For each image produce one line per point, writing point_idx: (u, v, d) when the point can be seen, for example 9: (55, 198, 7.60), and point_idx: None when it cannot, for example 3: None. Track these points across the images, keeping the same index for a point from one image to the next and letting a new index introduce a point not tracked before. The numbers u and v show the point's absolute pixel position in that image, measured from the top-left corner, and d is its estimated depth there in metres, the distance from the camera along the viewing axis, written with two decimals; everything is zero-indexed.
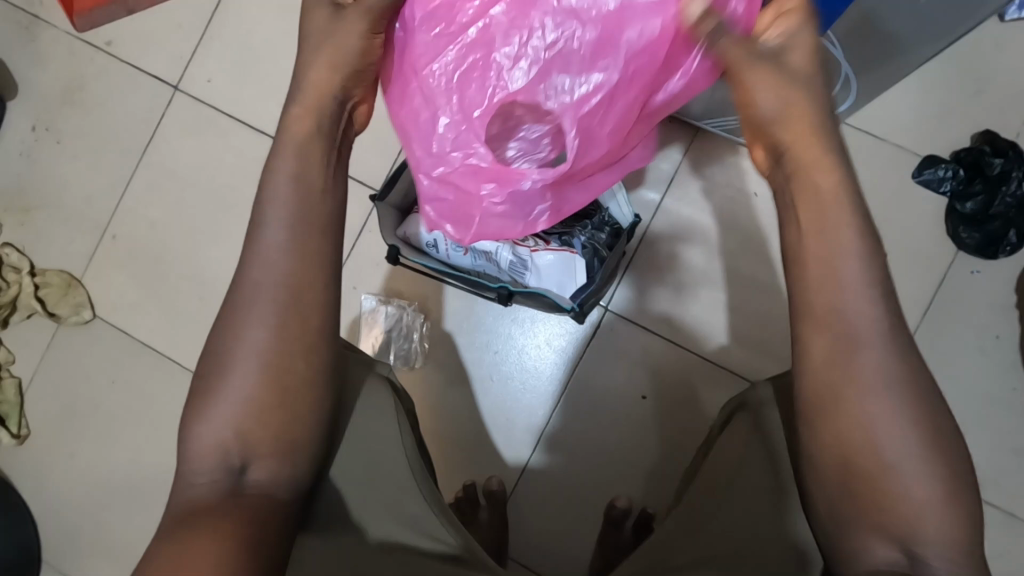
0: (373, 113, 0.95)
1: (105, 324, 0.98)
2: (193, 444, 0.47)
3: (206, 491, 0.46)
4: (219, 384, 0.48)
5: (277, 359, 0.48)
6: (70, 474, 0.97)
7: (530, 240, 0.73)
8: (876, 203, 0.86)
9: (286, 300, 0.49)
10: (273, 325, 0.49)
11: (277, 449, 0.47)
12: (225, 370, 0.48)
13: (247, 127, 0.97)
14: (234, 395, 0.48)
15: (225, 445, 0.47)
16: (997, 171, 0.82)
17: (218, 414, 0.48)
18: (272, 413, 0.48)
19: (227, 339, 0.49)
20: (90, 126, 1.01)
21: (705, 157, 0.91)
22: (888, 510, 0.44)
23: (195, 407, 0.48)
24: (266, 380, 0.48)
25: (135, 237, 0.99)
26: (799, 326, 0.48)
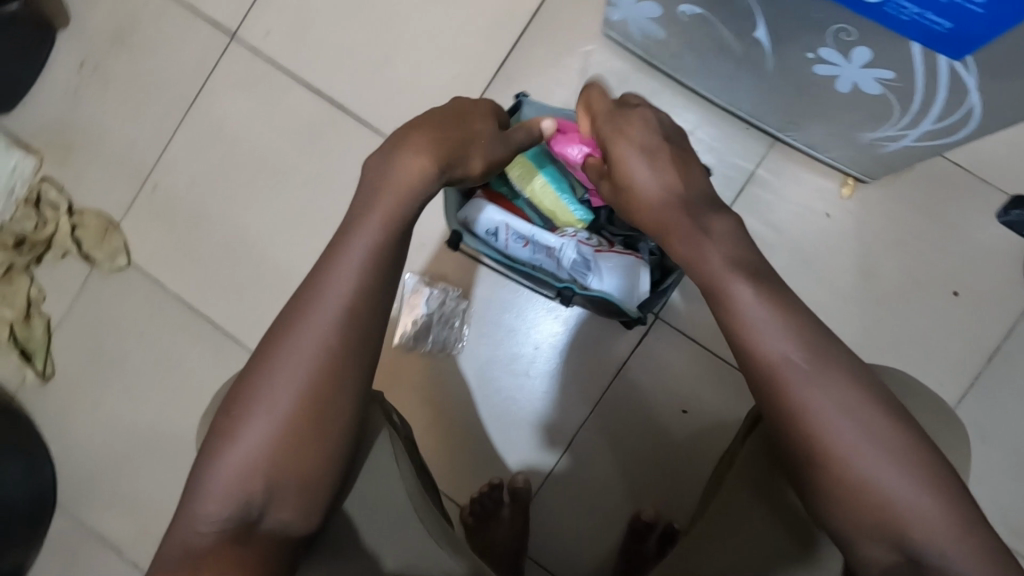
0: (434, 85, 0.91)
1: (139, 274, 0.96)
2: (205, 488, 0.46)
3: (213, 537, 0.44)
4: (238, 420, 0.46)
5: (299, 416, 0.46)
6: (92, 420, 0.96)
7: (594, 240, 0.72)
8: (952, 240, 0.81)
9: (316, 356, 0.47)
10: (303, 369, 0.46)
11: (298, 500, 0.47)
12: (247, 412, 0.46)
13: (302, 87, 0.93)
14: (255, 442, 0.46)
15: (239, 491, 0.45)
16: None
17: (235, 455, 0.46)
18: (281, 466, 0.46)
19: (254, 379, 0.47)
20: (140, 67, 0.98)
21: (783, 165, 0.84)
22: (881, 511, 0.43)
23: (209, 449, 0.47)
24: (281, 432, 0.46)
25: (178, 187, 0.96)
26: (745, 334, 0.46)
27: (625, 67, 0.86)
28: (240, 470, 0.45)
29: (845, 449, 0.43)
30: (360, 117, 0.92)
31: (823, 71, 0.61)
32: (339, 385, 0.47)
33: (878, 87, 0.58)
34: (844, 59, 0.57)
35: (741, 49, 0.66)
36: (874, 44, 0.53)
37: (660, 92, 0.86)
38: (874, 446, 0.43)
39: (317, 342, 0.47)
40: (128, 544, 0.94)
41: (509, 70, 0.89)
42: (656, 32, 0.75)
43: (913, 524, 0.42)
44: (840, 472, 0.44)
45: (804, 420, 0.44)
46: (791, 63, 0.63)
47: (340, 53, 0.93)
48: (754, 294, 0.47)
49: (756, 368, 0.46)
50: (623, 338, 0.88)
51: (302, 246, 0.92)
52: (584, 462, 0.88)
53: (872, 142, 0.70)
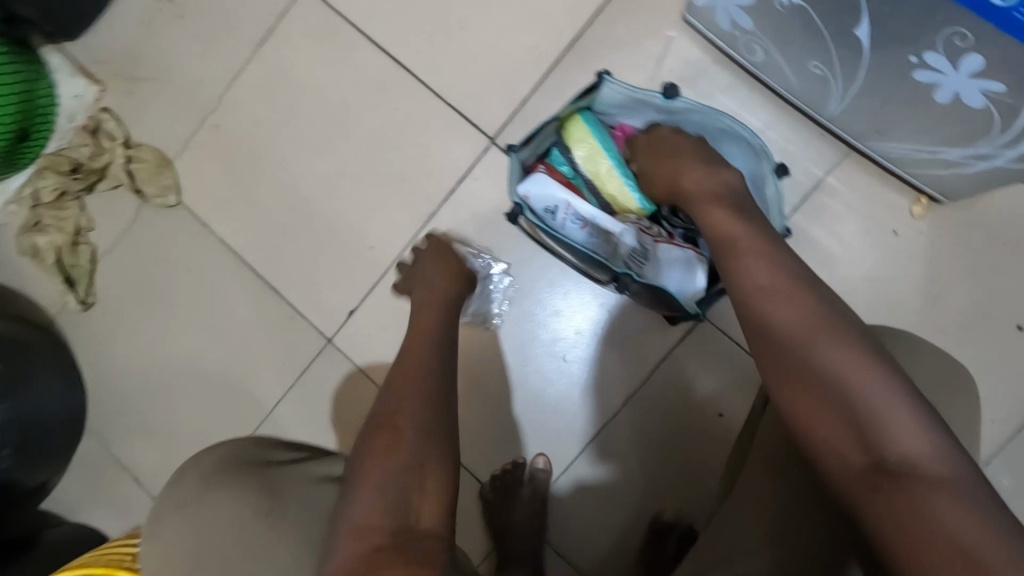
0: (503, 55, 0.89)
1: (188, 213, 0.96)
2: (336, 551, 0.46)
3: None
4: (366, 474, 0.51)
5: (420, 462, 0.51)
6: (127, 351, 0.97)
7: (655, 230, 0.70)
8: (1023, 273, 0.78)
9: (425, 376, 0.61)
10: (417, 409, 0.56)
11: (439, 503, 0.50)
12: (371, 462, 0.51)
13: (369, 43, 0.92)
14: (380, 485, 0.49)
15: (374, 534, 0.46)
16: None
17: (362, 502, 0.49)
18: (416, 504, 0.49)
19: (371, 439, 0.53)
20: (210, 5, 0.97)
21: (855, 175, 0.81)
22: (888, 451, 0.41)
23: (342, 511, 0.49)
24: (405, 465, 0.50)
25: (235, 131, 0.96)
26: (759, 288, 0.51)
27: (702, 58, 0.84)
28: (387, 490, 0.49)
29: (851, 386, 0.43)
30: (425, 80, 0.90)
31: (924, 78, 0.58)
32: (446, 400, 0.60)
33: (981, 100, 0.56)
34: (951, 67, 0.54)
35: (838, 48, 0.63)
36: (990, 53, 0.50)
37: (735, 87, 0.83)
38: (882, 386, 0.43)
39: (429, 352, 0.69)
40: (150, 477, 0.95)
41: (582, 47, 0.86)
42: (744, 22, 0.72)
43: (920, 457, 0.40)
44: (842, 407, 0.43)
45: (802, 364, 0.45)
46: (887, 67, 0.60)
47: (411, 12, 0.91)
48: (760, 253, 0.53)
49: (769, 313, 0.49)
50: (665, 334, 0.86)
51: (352, 203, 0.91)
52: (611, 454, 0.87)
53: (956, 160, 0.67)
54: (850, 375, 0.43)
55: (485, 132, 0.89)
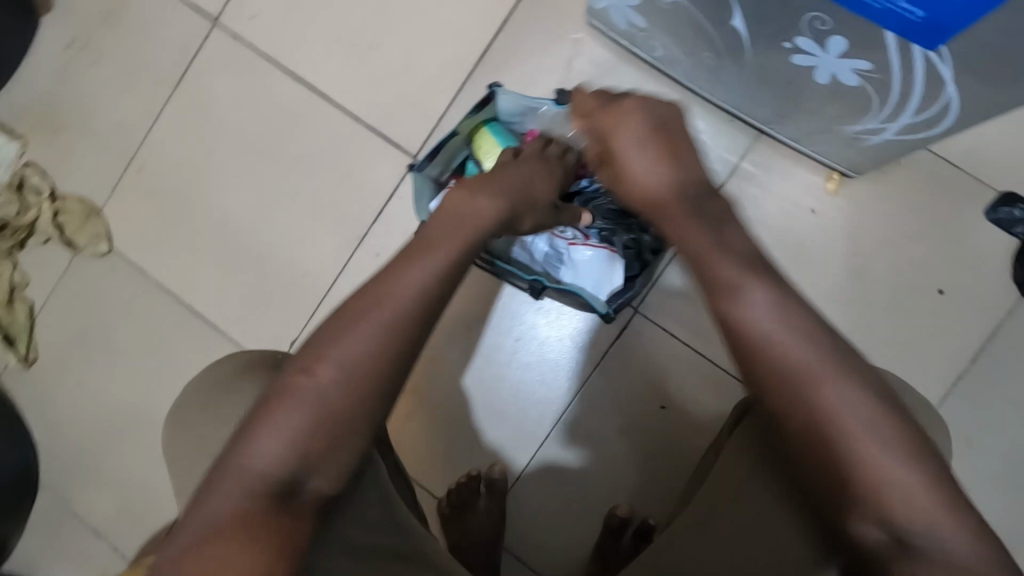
0: (417, 72, 0.89)
1: (121, 259, 0.96)
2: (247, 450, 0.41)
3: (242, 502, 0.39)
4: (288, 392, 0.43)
5: (360, 381, 0.44)
6: (72, 403, 0.96)
7: (569, 233, 0.71)
8: (939, 237, 0.80)
9: (310, 420, 0.42)
10: (372, 338, 0.45)
11: (338, 472, 0.43)
12: (308, 376, 0.44)
13: (285, 72, 0.93)
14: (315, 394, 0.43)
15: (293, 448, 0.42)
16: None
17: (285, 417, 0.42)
18: (329, 432, 0.43)
19: (319, 348, 0.45)
20: (125, 50, 0.97)
21: (768, 158, 0.82)
22: (860, 488, 0.40)
23: (257, 418, 0.43)
24: (344, 389, 0.43)
25: (161, 172, 0.95)
26: (720, 305, 0.46)
27: (609, 58, 0.85)
28: (293, 427, 0.42)
29: (823, 419, 0.41)
30: (343, 104, 0.91)
31: (801, 61, 0.59)
32: (390, 366, 0.45)
33: (856, 78, 0.57)
34: (820, 49, 0.55)
35: (722, 38, 0.64)
36: (849, 33, 0.51)
37: (645, 84, 0.84)
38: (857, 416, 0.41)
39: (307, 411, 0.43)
40: (109, 528, 0.94)
41: (492, 58, 0.87)
42: (637, 21, 0.73)
43: (904, 508, 0.39)
44: (816, 441, 0.41)
45: (778, 392, 0.43)
46: (768, 53, 0.62)
47: (324, 39, 0.92)
48: (734, 267, 0.47)
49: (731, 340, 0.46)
50: (602, 331, 0.87)
51: (283, 233, 0.92)
52: (562, 456, 0.87)
53: (851, 135, 0.69)
54: (854, 436, 0.40)
55: (406, 150, 0.89)
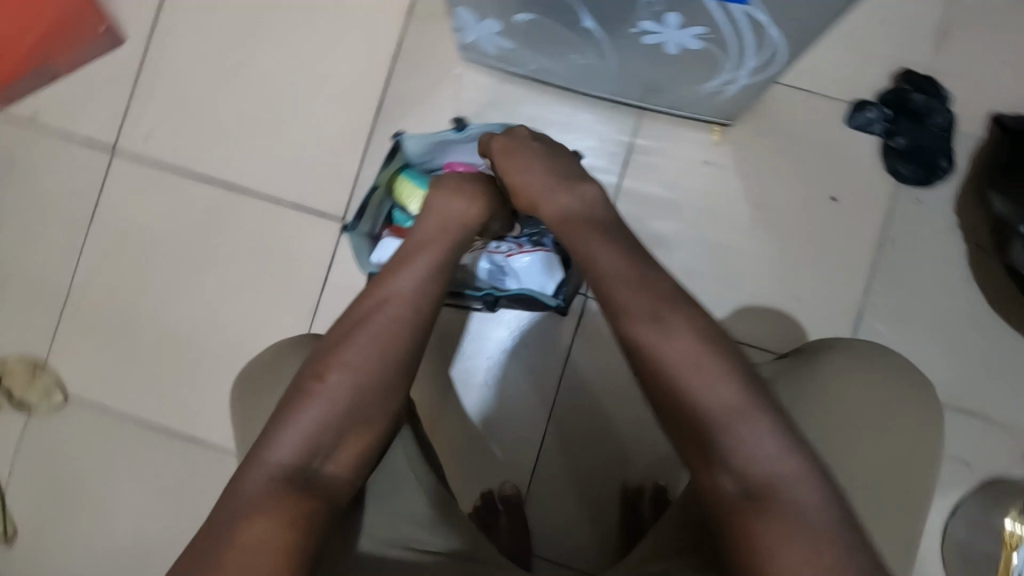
0: (322, 142, 0.94)
1: (79, 404, 0.94)
2: (264, 459, 0.45)
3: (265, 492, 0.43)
4: (298, 400, 0.48)
5: (364, 386, 0.49)
6: (66, 563, 0.93)
7: (503, 247, 0.76)
8: (820, 154, 0.90)
9: (325, 417, 0.47)
10: (370, 347, 0.50)
11: (351, 462, 0.48)
12: (323, 384, 0.48)
13: (196, 177, 0.95)
14: (325, 399, 0.48)
15: (306, 449, 0.46)
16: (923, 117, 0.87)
17: (302, 418, 0.47)
18: (345, 429, 0.48)
19: (327, 354, 0.50)
20: (29, 201, 0.97)
21: (657, 129, 0.91)
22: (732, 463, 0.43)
23: (276, 419, 0.47)
24: (347, 394, 0.48)
25: (97, 307, 0.95)
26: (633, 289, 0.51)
27: (492, 81, 0.92)
28: (311, 427, 0.47)
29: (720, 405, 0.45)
30: (261, 191, 0.94)
31: (651, 40, 0.68)
32: (392, 369, 0.51)
33: (699, 42, 0.65)
34: (662, 25, 0.64)
35: (581, 38, 0.72)
36: (680, 8, 0.60)
37: (530, 95, 0.92)
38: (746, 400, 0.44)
39: (329, 403, 0.47)
40: None
41: (387, 110, 0.93)
42: (507, 44, 0.81)
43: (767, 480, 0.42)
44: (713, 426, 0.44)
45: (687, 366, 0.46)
46: (624, 41, 0.70)
47: (225, 136, 0.95)
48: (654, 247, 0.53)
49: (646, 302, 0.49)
50: (563, 325, 0.92)
51: (238, 327, 0.93)
52: (564, 452, 0.91)
53: (714, 90, 0.78)
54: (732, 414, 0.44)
55: (333, 215, 0.93)
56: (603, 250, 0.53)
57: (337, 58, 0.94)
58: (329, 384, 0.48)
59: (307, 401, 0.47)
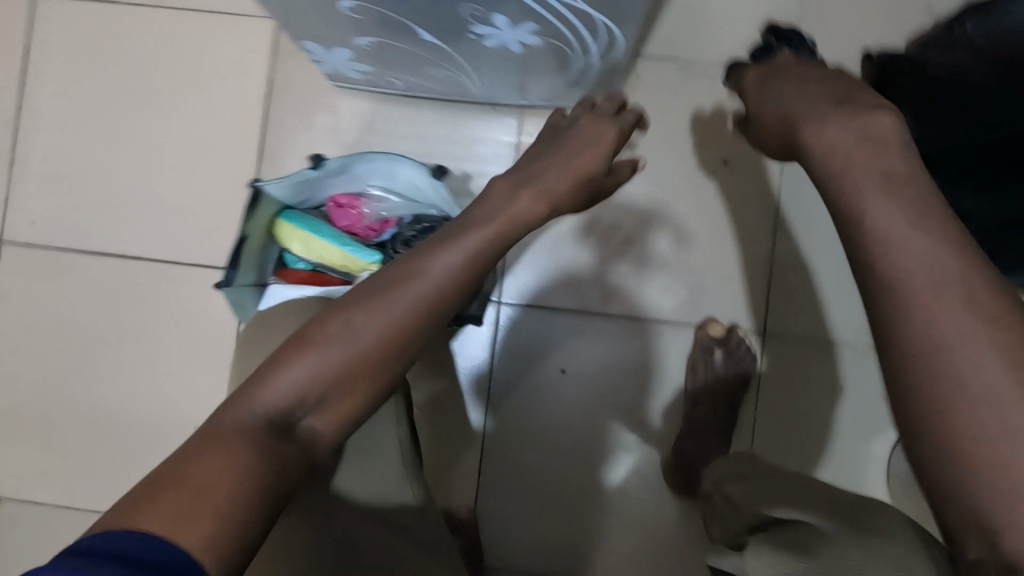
0: (211, 196, 0.92)
1: (13, 504, 0.92)
2: (263, 390, 0.44)
3: (251, 424, 0.42)
4: (317, 343, 0.46)
5: (377, 350, 0.47)
6: None
7: None
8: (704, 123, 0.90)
9: (329, 367, 0.45)
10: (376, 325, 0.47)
11: (341, 420, 0.46)
12: (337, 334, 0.46)
13: (90, 253, 0.93)
14: (348, 342, 0.46)
15: (301, 391, 0.44)
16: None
17: (302, 365, 0.45)
18: (350, 382, 0.45)
19: (348, 303, 0.48)
20: None
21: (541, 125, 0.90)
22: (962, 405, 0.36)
23: (281, 354, 0.46)
24: (350, 358, 0.46)
25: (12, 402, 0.93)
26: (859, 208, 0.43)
27: (369, 106, 0.91)
28: (312, 375, 0.45)
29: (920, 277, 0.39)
30: (157, 256, 0.92)
31: (493, 43, 0.67)
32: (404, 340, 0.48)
33: (537, 38, 0.65)
34: (495, 29, 0.63)
35: (430, 52, 0.71)
36: (502, 12, 0.59)
37: (407, 113, 0.91)
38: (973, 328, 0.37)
39: (339, 355, 0.46)
40: None
41: (271, 154, 0.92)
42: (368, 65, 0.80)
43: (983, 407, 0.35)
44: (929, 329, 0.38)
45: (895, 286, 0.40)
46: (469, 47, 0.69)
47: (113, 207, 0.93)
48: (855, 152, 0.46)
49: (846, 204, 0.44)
50: (482, 336, 0.91)
51: (158, 398, 0.91)
52: (506, 463, 0.90)
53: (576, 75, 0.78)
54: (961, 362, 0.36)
55: None
56: (829, 118, 0.49)
57: (213, 109, 0.93)
58: (341, 334, 0.46)
59: (315, 349, 0.46)
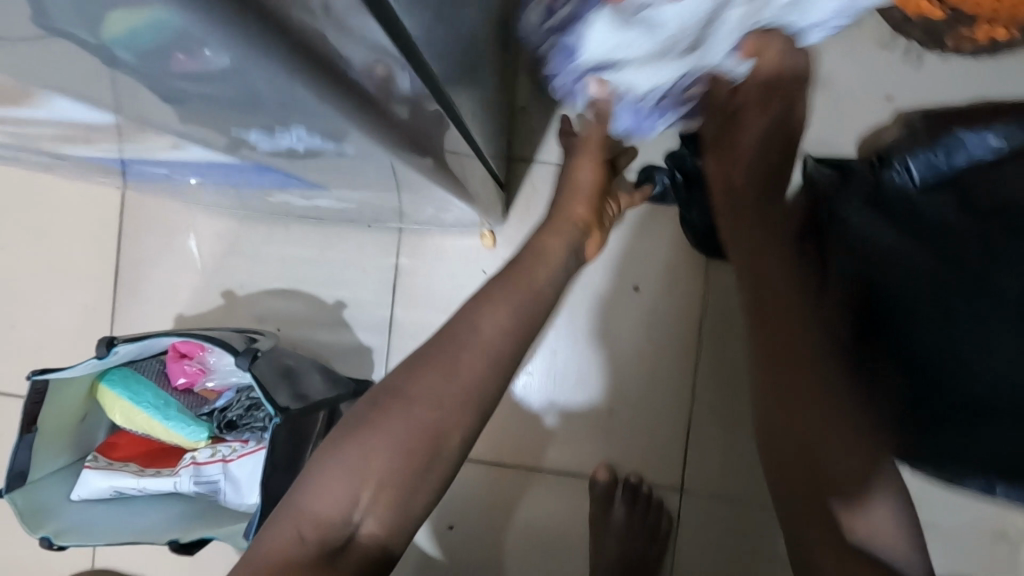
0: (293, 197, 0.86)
1: None
2: (310, 498, 0.66)
3: (292, 535, 0.64)
4: (347, 438, 0.68)
5: (402, 456, 0.66)
6: None
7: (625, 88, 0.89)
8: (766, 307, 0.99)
9: (364, 466, 0.65)
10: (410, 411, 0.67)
11: (386, 515, 0.66)
12: (375, 427, 0.67)
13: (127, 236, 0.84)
14: (352, 454, 0.66)
15: (346, 494, 0.65)
16: (946, 164, 0.89)
17: (342, 458, 0.67)
18: (376, 486, 0.65)
19: (350, 428, 0.68)
20: None
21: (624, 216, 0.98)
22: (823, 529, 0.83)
23: (337, 441, 0.68)
24: (385, 460, 0.66)
25: None
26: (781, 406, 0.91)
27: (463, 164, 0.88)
28: (345, 479, 0.65)
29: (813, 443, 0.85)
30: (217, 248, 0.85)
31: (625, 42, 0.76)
32: (436, 437, 0.67)
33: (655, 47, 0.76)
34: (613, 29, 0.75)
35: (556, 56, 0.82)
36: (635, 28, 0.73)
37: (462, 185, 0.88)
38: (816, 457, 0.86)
39: (386, 452, 0.66)
40: None
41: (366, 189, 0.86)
42: (438, 193, 0.96)
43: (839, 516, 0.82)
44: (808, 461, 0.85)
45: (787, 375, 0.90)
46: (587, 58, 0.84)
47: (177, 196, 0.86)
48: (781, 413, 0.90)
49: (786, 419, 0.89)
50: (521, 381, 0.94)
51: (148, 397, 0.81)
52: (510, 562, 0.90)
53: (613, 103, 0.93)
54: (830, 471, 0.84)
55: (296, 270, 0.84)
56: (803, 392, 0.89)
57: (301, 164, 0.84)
58: (372, 443, 0.66)
59: (367, 437, 0.67)
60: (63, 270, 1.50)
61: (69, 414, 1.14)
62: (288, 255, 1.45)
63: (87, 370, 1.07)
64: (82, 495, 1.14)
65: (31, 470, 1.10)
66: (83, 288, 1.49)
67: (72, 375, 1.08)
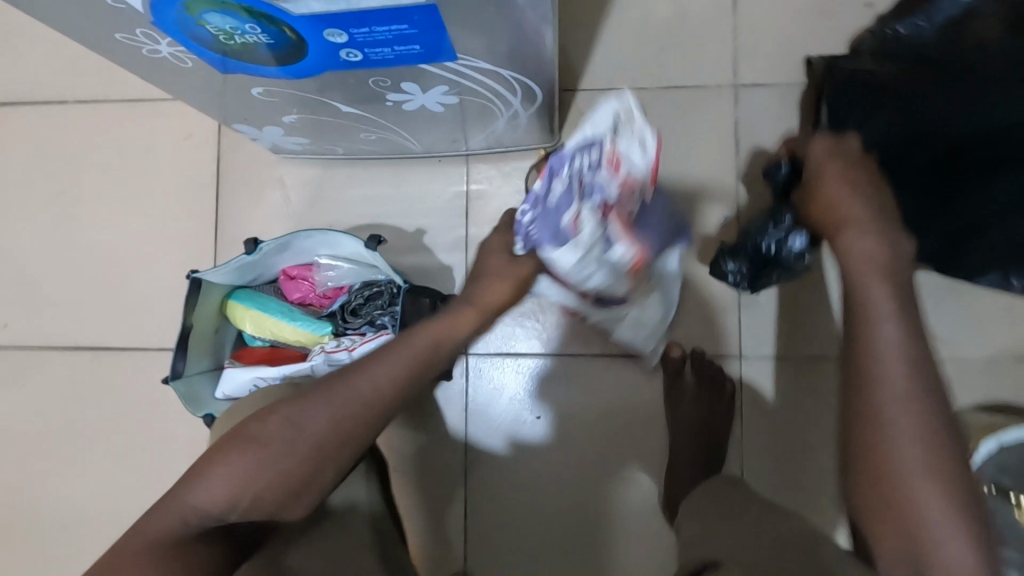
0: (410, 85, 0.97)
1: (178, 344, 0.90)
2: (200, 493, 0.83)
3: (187, 519, 0.81)
4: (245, 447, 0.84)
5: (280, 461, 0.83)
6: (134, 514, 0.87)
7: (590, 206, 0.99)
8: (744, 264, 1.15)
9: (246, 471, 0.83)
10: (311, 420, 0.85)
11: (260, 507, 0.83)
12: (258, 434, 0.85)
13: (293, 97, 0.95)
14: (242, 463, 0.83)
15: (228, 493, 0.82)
16: (929, 24, 1.09)
17: (223, 470, 0.83)
18: (266, 482, 0.83)
19: (246, 441, 0.85)
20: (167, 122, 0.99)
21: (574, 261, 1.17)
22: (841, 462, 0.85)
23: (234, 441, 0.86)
24: (268, 465, 0.83)
25: None
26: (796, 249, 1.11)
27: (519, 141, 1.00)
28: (233, 482, 0.82)
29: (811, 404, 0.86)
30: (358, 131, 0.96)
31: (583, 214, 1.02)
32: (330, 433, 0.85)
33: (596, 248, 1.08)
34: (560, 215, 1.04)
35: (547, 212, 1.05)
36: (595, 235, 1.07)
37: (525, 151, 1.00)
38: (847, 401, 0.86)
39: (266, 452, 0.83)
40: None
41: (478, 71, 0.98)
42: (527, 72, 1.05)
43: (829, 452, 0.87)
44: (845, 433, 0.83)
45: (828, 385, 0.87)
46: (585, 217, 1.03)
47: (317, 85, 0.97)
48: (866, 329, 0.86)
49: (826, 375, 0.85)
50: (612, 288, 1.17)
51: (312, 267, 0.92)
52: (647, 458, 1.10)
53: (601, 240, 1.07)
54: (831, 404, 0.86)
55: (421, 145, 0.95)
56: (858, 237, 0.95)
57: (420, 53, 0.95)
58: (257, 442, 0.84)
59: (246, 453, 0.84)
60: (155, 227, 1.62)
61: (208, 323, 1.40)
62: (367, 193, 1.58)
63: (233, 268, 1.34)
64: (225, 390, 1.39)
65: (185, 367, 1.36)
66: (177, 245, 1.61)
67: (218, 277, 1.35)
